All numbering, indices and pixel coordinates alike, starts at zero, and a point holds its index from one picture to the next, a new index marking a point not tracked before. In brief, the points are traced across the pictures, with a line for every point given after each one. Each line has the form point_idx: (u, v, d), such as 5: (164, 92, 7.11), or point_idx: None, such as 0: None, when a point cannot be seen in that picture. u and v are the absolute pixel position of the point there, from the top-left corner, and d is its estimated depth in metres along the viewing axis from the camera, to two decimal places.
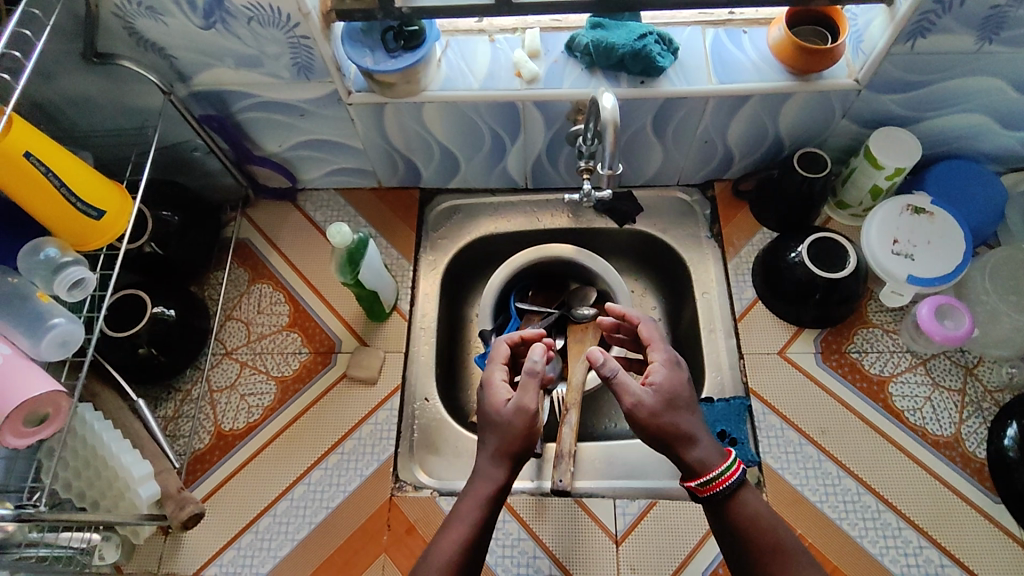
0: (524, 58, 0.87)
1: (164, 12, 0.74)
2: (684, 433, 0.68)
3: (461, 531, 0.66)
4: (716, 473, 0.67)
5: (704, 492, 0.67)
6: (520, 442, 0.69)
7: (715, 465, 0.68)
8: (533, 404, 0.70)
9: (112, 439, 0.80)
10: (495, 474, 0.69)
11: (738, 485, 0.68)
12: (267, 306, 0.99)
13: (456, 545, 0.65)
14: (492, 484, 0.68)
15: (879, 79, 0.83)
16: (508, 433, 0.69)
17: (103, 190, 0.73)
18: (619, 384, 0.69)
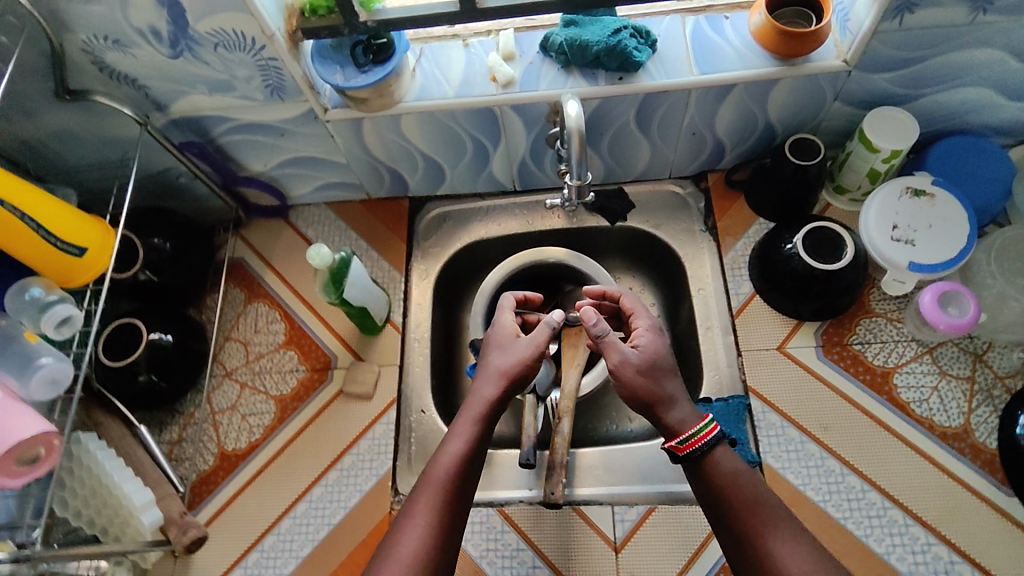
0: (498, 62, 0.85)
1: (131, 44, 0.73)
2: (665, 396, 0.70)
3: (461, 445, 0.70)
4: (695, 430, 0.67)
5: (683, 448, 0.67)
6: (522, 366, 0.76)
7: (694, 424, 0.68)
8: (540, 347, 0.77)
9: (114, 467, 0.82)
10: (489, 392, 0.74)
11: (716, 443, 0.67)
12: (264, 325, 1.00)
13: (455, 456, 0.69)
14: (488, 403, 0.73)
15: (869, 58, 0.79)
16: (516, 358, 0.76)
17: (83, 227, 0.73)
18: (607, 346, 0.73)
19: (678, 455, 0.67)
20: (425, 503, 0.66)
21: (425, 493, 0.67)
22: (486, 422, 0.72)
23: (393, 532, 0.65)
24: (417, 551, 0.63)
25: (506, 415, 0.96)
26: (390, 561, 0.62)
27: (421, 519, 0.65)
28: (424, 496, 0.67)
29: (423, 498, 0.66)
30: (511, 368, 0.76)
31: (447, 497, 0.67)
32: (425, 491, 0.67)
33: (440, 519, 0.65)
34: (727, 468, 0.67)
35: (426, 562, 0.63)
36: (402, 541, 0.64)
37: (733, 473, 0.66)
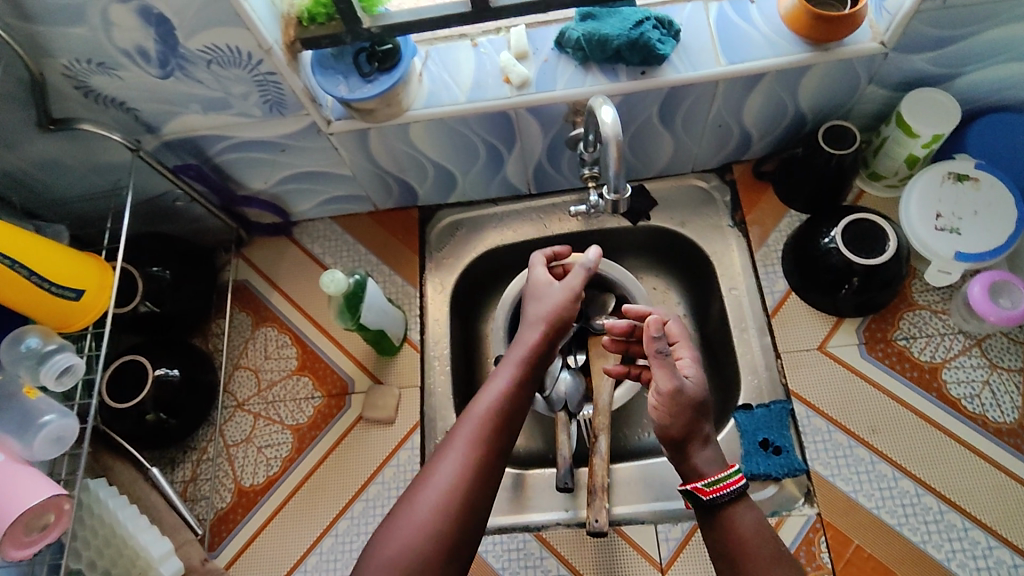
0: (512, 62, 0.79)
1: (117, 67, 0.68)
2: (702, 432, 0.65)
3: (503, 384, 0.70)
4: (720, 476, 0.63)
5: (709, 492, 0.62)
6: (558, 311, 0.77)
7: (721, 471, 0.64)
8: (575, 297, 0.78)
9: (128, 516, 0.78)
10: (531, 337, 0.75)
11: (737, 496, 0.63)
12: (274, 350, 0.95)
13: (498, 394, 0.69)
14: (531, 347, 0.73)
15: (909, 39, 0.73)
16: (552, 303, 0.77)
17: (80, 268, 0.69)
18: (663, 364, 0.64)
19: (697, 499, 0.63)
20: (464, 435, 0.66)
21: (465, 426, 0.67)
22: (529, 364, 0.72)
23: (432, 463, 0.65)
24: (455, 480, 0.63)
25: (535, 431, 0.92)
26: (427, 488, 0.63)
27: (461, 450, 0.65)
28: (464, 429, 0.66)
29: (463, 430, 0.66)
30: (550, 315, 0.77)
31: (487, 430, 0.66)
32: (465, 424, 0.67)
33: (479, 452, 0.65)
34: (743, 525, 0.62)
35: (462, 491, 0.63)
36: (440, 470, 0.64)
37: (749, 531, 0.61)
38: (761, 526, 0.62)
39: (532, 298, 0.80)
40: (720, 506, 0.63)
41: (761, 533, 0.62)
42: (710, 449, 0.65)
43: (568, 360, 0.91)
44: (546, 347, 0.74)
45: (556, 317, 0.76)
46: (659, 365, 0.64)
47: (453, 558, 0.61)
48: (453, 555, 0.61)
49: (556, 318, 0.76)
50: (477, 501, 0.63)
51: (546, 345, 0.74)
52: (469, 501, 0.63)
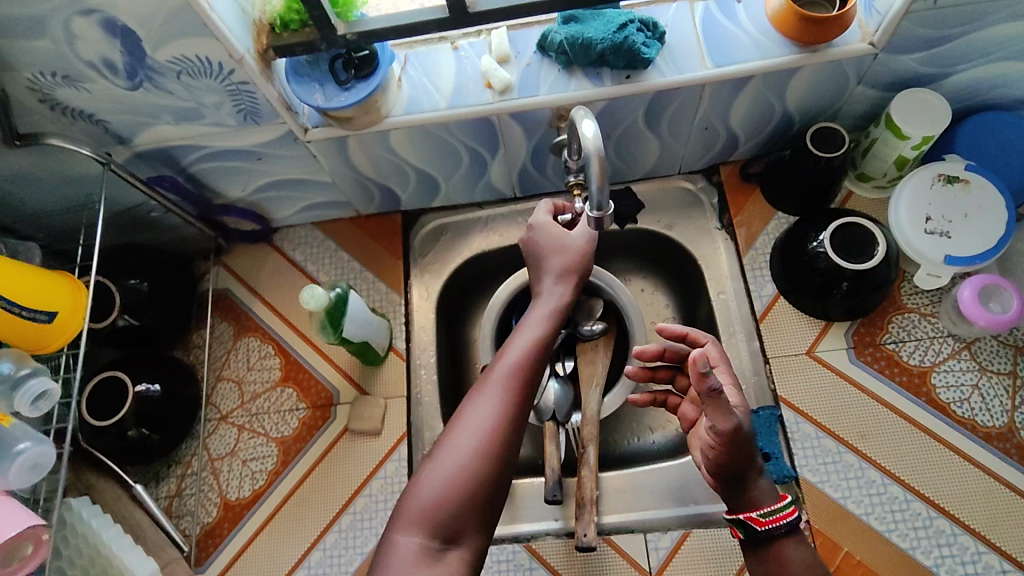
0: (493, 66, 0.77)
1: (83, 79, 0.65)
2: (759, 462, 0.64)
3: (535, 332, 0.67)
4: (777, 507, 0.63)
5: (766, 523, 0.62)
6: (582, 263, 0.74)
7: (774, 503, 0.64)
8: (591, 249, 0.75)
9: (113, 535, 0.76)
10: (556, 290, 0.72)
11: (790, 529, 0.63)
12: (257, 361, 0.93)
13: (530, 341, 0.66)
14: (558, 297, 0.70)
15: (899, 40, 0.72)
16: (574, 254, 0.74)
17: (51, 289, 0.67)
18: (716, 404, 0.57)
19: (750, 529, 0.63)
20: (499, 380, 0.62)
21: (500, 371, 0.63)
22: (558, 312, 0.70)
23: (467, 404, 0.62)
24: (495, 421, 0.60)
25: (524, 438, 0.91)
26: (466, 428, 0.59)
27: (498, 393, 0.61)
28: (499, 373, 0.63)
29: (498, 374, 0.63)
30: (573, 266, 0.74)
31: (522, 376, 0.63)
32: (501, 368, 0.63)
33: (516, 396, 0.62)
34: (793, 559, 0.62)
35: (502, 433, 0.59)
36: (477, 411, 0.60)
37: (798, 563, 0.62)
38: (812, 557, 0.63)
39: (548, 249, 0.75)
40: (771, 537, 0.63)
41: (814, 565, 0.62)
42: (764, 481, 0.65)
43: (555, 367, 0.90)
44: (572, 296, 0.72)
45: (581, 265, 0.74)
46: (714, 404, 0.57)
47: (496, 499, 0.58)
48: (496, 496, 0.58)
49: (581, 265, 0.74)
50: (516, 443, 0.60)
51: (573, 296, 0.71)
52: (510, 443, 0.59)
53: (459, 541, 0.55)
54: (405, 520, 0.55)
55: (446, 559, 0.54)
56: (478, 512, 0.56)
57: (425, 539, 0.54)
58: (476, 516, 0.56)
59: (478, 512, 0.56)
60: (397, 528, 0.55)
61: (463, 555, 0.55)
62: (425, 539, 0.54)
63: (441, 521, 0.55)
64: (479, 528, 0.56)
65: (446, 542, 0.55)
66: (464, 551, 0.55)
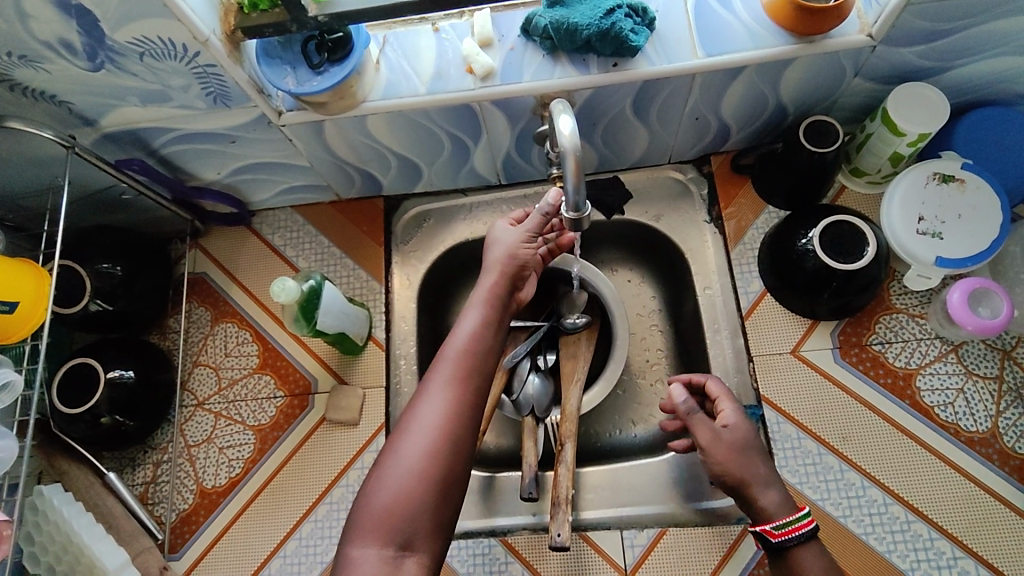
0: (475, 50, 0.74)
1: (41, 59, 0.62)
2: (761, 474, 0.65)
3: (473, 324, 0.64)
4: (789, 519, 0.62)
5: (778, 534, 0.62)
6: (526, 254, 0.69)
7: (790, 512, 0.63)
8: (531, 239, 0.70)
9: (83, 524, 0.75)
10: (493, 277, 0.68)
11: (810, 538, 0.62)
12: (234, 347, 0.92)
13: (468, 335, 0.63)
14: (494, 288, 0.67)
15: (898, 32, 0.68)
16: (510, 245, 0.70)
17: (12, 280, 0.65)
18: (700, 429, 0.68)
19: (765, 540, 0.63)
20: (439, 379, 0.60)
21: (439, 371, 0.61)
22: (499, 302, 0.67)
23: (413, 405, 0.59)
24: (438, 423, 0.58)
25: (505, 428, 0.91)
26: (409, 435, 0.57)
27: (439, 394, 0.59)
28: (439, 372, 0.61)
29: (438, 374, 0.61)
30: (512, 256, 0.69)
31: (467, 369, 0.61)
32: (440, 367, 0.61)
33: (460, 394, 0.59)
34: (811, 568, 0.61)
35: (448, 433, 0.57)
36: (419, 415, 0.58)
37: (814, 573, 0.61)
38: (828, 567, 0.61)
39: (493, 244, 0.72)
40: (786, 549, 0.62)
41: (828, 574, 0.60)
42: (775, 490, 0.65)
43: (537, 360, 0.88)
44: (511, 284, 0.68)
45: (516, 260, 0.69)
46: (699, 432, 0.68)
47: (450, 500, 0.57)
48: (450, 497, 0.56)
49: (517, 261, 0.69)
50: (465, 441, 0.58)
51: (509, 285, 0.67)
52: (456, 443, 0.57)
53: (416, 547, 0.54)
54: (358, 532, 0.55)
55: (404, 566, 0.53)
56: (432, 515, 0.55)
57: (380, 550, 0.53)
58: (430, 520, 0.55)
59: (432, 515, 0.55)
60: (351, 541, 0.54)
61: (421, 560, 0.54)
62: (380, 550, 0.53)
63: (394, 529, 0.54)
64: (436, 531, 0.55)
65: (402, 549, 0.54)
66: (422, 556, 0.54)
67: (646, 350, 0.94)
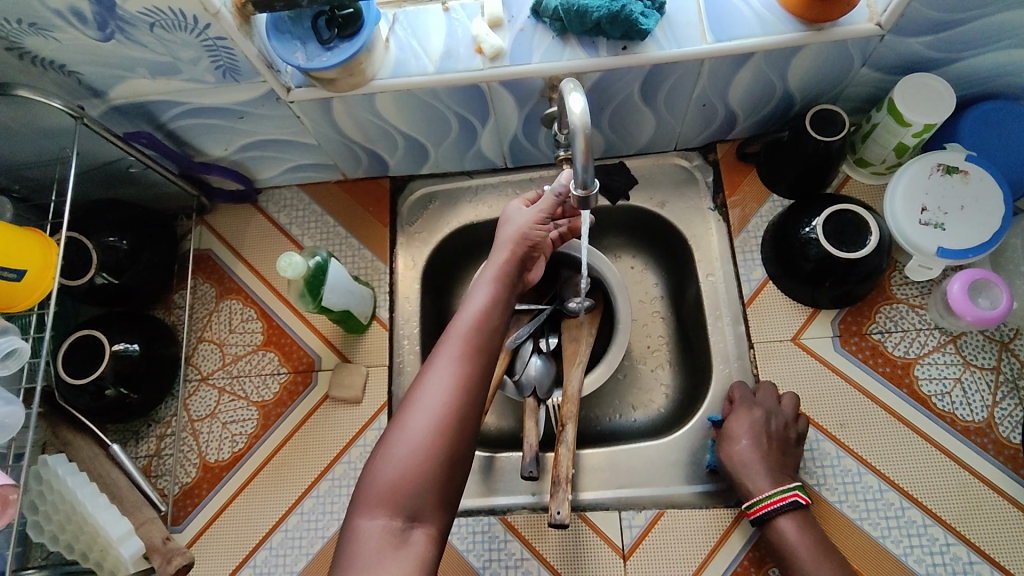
0: (484, 31, 0.74)
1: (51, 28, 0.62)
2: (740, 463, 0.74)
3: (482, 301, 0.64)
4: (761, 497, 0.71)
5: (751, 513, 0.71)
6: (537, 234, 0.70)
7: (764, 491, 0.72)
8: (543, 220, 0.71)
9: (87, 494, 0.76)
10: (502, 258, 0.68)
11: (782, 512, 0.70)
12: (239, 324, 0.92)
13: (476, 312, 0.64)
14: (503, 267, 0.68)
15: (907, 21, 0.68)
16: (521, 225, 0.70)
17: (20, 248, 0.66)
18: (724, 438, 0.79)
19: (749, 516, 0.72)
20: (448, 355, 0.60)
21: (448, 347, 0.61)
22: (509, 281, 0.67)
23: (420, 380, 0.60)
24: (446, 398, 0.58)
25: (506, 410, 0.92)
26: (417, 409, 0.58)
27: (447, 369, 0.60)
28: (446, 349, 0.61)
29: (446, 349, 0.61)
30: (520, 238, 0.69)
31: (476, 346, 0.61)
32: (447, 344, 0.61)
33: (468, 370, 0.60)
34: (789, 538, 0.69)
35: (456, 409, 0.58)
36: (426, 390, 0.59)
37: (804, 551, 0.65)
38: (802, 538, 0.68)
39: (503, 225, 0.72)
40: (765, 521, 0.71)
41: (804, 543, 0.68)
42: (762, 474, 0.73)
43: (539, 343, 0.89)
44: (520, 264, 0.69)
45: (526, 239, 0.70)
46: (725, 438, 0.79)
47: (456, 474, 0.57)
48: (456, 471, 0.57)
49: (527, 241, 0.70)
50: (472, 417, 0.59)
51: (518, 264, 0.68)
52: (464, 419, 0.58)
53: (423, 521, 0.55)
54: (365, 505, 0.55)
55: (411, 538, 0.54)
56: (439, 490, 0.56)
57: (388, 522, 0.54)
58: (437, 493, 0.56)
59: (439, 489, 0.56)
60: (358, 514, 0.55)
61: (428, 533, 0.55)
62: (387, 522, 0.54)
63: (401, 503, 0.55)
64: (443, 505, 0.56)
65: (410, 522, 0.55)
66: (429, 529, 0.55)
67: (647, 336, 0.95)
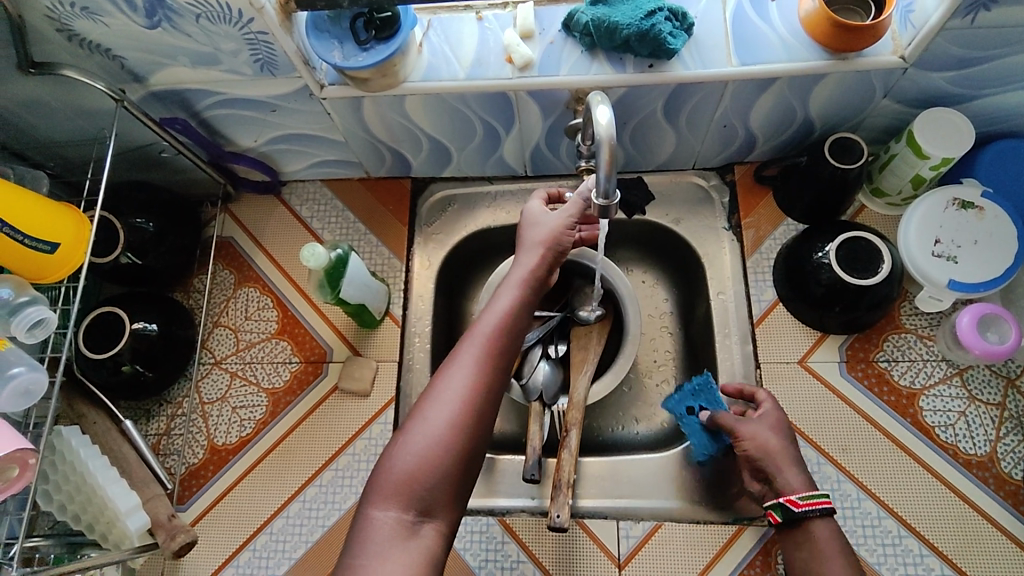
0: (516, 41, 0.76)
1: (102, 13, 0.65)
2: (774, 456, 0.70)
3: (506, 304, 0.66)
4: (812, 493, 0.66)
5: (802, 505, 0.65)
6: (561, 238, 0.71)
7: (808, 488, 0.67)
8: (571, 224, 0.71)
9: (98, 467, 0.78)
10: (529, 262, 0.70)
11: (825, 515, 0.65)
12: (255, 311, 0.94)
13: (500, 314, 0.65)
14: (530, 271, 0.69)
15: (930, 56, 0.70)
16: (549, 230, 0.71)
17: (55, 222, 0.69)
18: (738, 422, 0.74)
19: (787, 510, 0.66)
20: (470, 354, 0.62)
21: (470, 347, 0.62)
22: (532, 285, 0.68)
23: (440, 377, 0.61)
24: (465, 396, 0.59)
25: (510, 415, 0.93)
26: (436, 405, 0.59)
27: (467, 368, 0.61)
28: (468, 349, 0.62)
29: (468, 349, 0.62)
30: (548, 242, 0.71)
31: (496, 348, 0.63)
32: (469, 344, 0.63)
33: (488, 370, 0.61)
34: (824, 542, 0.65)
35: (473, 407, 0.59)
36: (447, 387, 0.60)
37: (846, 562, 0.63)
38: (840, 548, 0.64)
39: (528, 227, 0.74)
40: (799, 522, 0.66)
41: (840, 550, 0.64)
42: (796, 472, 0.69)
43: (548, 349, 0.90)
44: (546, 270, 0.70)
45: (555, 244, 0.71)
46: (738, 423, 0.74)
47: (469, 471, 0.59)
48: (469, 469, 0.59)
49: (556, 246, 0.71)
50: (488, 416, 0.60)
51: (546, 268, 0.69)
52: (480, 419, 0.60)
53: (434, 515, 0.56)
54: (378, 494, 0.56)
55: (422, 531, 0.56)
56: (452, 486, 0.57)
57: (400, 514, 0.56)
58: (448, 489, 0.57)
59: (452, 485, 0.57)
60: (371, 503, 0.56)
61: (438, 528, 0.56)
62: (399, 513, 0.56)
63: (414, 495, 0.56)
64: (453, 501, 0.58)
65: (421, 516, 0.56)
66: (440, 523, 0.57)
67: (655, 350, 0.96)
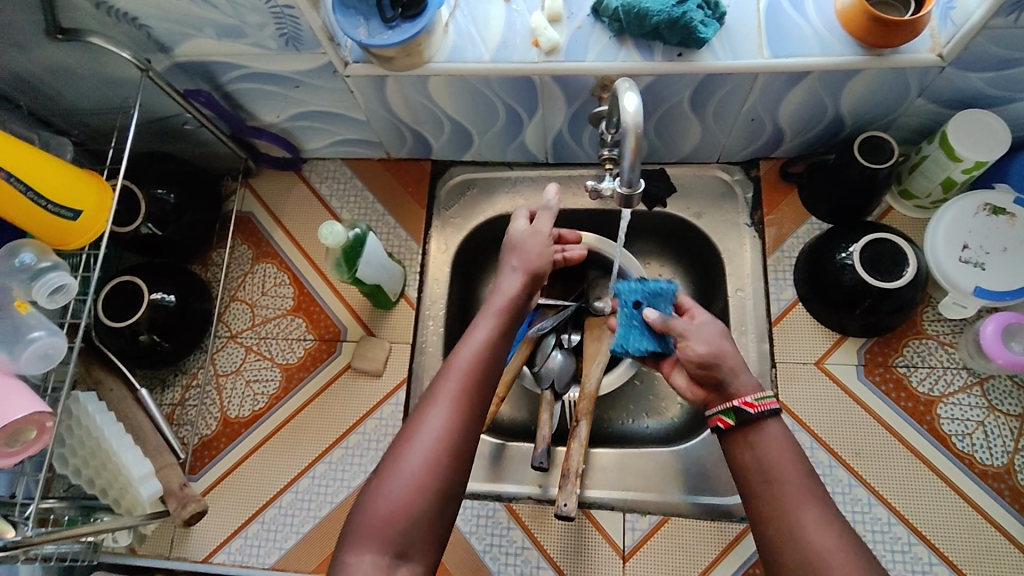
0: (543, 24, 0.75)
1: None
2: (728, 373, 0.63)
3: (482, 338, 0.65)
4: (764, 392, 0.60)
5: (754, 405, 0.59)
6: (540, 262, 0.72)
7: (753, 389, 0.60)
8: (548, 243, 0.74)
9: (114, 433, 0.79)
10: (507, 293, 0.69)
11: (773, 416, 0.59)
12: (271, 287, 0.95)
13: (477, 348, 0.63)
14: (508, 301, 0.68)
15: (970, 55, 0.68)
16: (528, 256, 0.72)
17: (80, 189, 0.69)
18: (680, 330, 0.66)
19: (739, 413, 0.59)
20: (446, 393, 0.60)
21: (446, 384, 0.61)
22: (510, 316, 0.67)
23: (415, 417, 0.60)
24: (441, 435, 0.58)
25: (520, 402, 0.93)
26: (412, 446, 0.58)
27: (444, 407, 0.59)
28: (444, 387, 0.61)
29: (444, 386, 0.61)
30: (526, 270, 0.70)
31: (473, 384, 0.61)
32: (445, 381, 0.61)
33: (465, 406, 0.60)
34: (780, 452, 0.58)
35: (450, 445, 0.58)
36: (423, 428, 0.58)
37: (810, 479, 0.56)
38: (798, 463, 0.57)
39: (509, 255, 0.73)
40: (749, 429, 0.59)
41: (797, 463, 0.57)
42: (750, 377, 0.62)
43: (561, 338, 0.90)
44: (523, 299, 0.69)
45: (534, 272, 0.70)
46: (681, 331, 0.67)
47: (448, 510, 0.57)
48: (448, 507, 0.57)
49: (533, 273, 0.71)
50: (466, 453, 0.59)
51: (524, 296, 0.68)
52: (457, 456, 0.58)
53: (413, 556, 0.55)
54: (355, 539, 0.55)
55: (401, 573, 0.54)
56: (431, 526, 0.56)
57: (377, 558, 0.54)
58: (427, 530, 0.56)
59: (431, 525, 0.56)
60: (348, 548, 0.55)
61: (416, 569, 0.55)
62: (376, 557, 0.54)
63: (392, 538, 0.55)
64: (432, 541, 0.56)
65: (399, 559, 0.55)
66: (418, 564, 0.55)
67: None
